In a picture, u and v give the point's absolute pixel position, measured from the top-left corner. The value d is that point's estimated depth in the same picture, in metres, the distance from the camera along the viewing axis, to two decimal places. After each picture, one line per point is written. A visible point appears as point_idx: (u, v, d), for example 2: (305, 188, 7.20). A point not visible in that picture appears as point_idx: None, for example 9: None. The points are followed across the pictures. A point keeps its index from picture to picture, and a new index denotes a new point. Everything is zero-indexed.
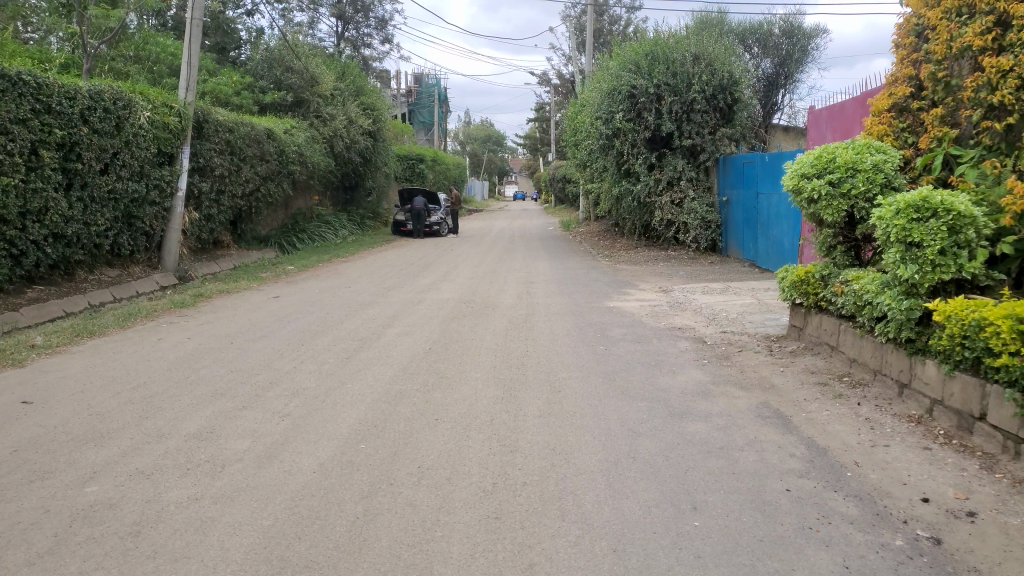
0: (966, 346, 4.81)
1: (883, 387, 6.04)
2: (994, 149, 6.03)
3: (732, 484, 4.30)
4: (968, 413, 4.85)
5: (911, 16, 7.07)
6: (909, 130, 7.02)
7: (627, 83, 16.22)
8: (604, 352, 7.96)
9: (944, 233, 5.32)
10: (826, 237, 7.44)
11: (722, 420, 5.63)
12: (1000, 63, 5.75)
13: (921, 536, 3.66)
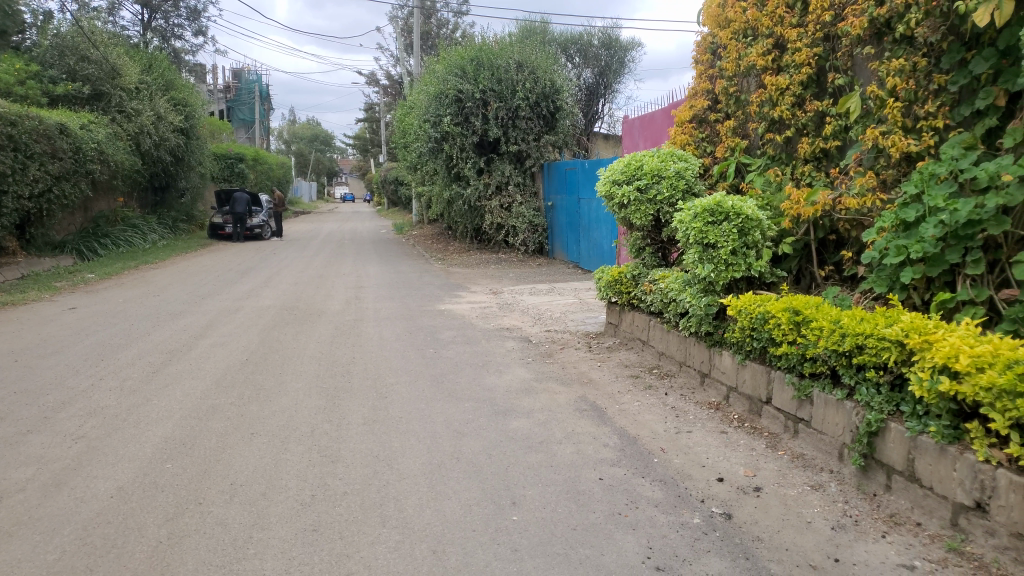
0: (754, 337, 5.31)
1: (687, 377, 6.53)
2: (776, 159, 6.70)
3: (549, 477, 4.47)
4: (757, 398, 5.35)
5: (707, 34, 7.67)
6: (707, 140, 7.63)
7: (454, 87, 16.36)
8: (432, 355, 8.00)
9: (735, 235, 5.83)
10: (636, 239, 7.94)
11: (543, 415, 5.84)
12: (778, 81, 6.39)
13: (715, 513, 4.00)
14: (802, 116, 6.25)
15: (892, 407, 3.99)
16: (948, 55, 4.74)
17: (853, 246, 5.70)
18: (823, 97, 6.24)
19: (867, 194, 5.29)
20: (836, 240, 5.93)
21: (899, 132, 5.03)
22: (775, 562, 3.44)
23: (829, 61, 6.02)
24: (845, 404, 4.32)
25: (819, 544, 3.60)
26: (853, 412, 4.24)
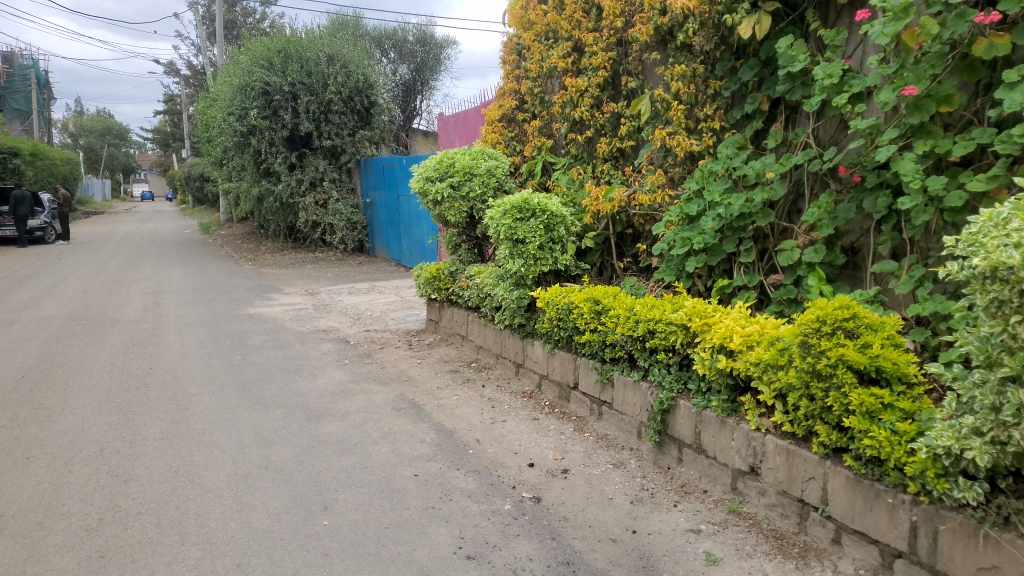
0: (561, 327, 5.56)
1: (503, 369, 6.71)
2: (579, 158, 7.04)
3: (362, 479, 4.41)
4: (565, 384, 5.60)
5: (512, 36, 7.87)
6: (516, 139, 7.87)
7: (260, 79, 15.60)
8: (241, 362, 7.61)
9: (542, 230, 6.05)
10: (452, 236, 8.01)
11: (359, 416, 5.76)
12: (577, 83, 6.71)
13: (525, 498, 4.13)
14: (600, 117, 6.61)
15: (681, 385, 4.33)
16: (721, 63, 5.19)
17: (648, 238, 6.11)
18: (618, 99, 6.63)
19: (658, 190, 5.68)
20: (633, 234, 6.32)
21: (683, 133, 5.46)
22: (579, 539, 3.61)
23: (621, 65, 6.39)
24: (641, 385, 4.63)
25: (619, 518, 3.84)
26: (648, 392, 4.56)
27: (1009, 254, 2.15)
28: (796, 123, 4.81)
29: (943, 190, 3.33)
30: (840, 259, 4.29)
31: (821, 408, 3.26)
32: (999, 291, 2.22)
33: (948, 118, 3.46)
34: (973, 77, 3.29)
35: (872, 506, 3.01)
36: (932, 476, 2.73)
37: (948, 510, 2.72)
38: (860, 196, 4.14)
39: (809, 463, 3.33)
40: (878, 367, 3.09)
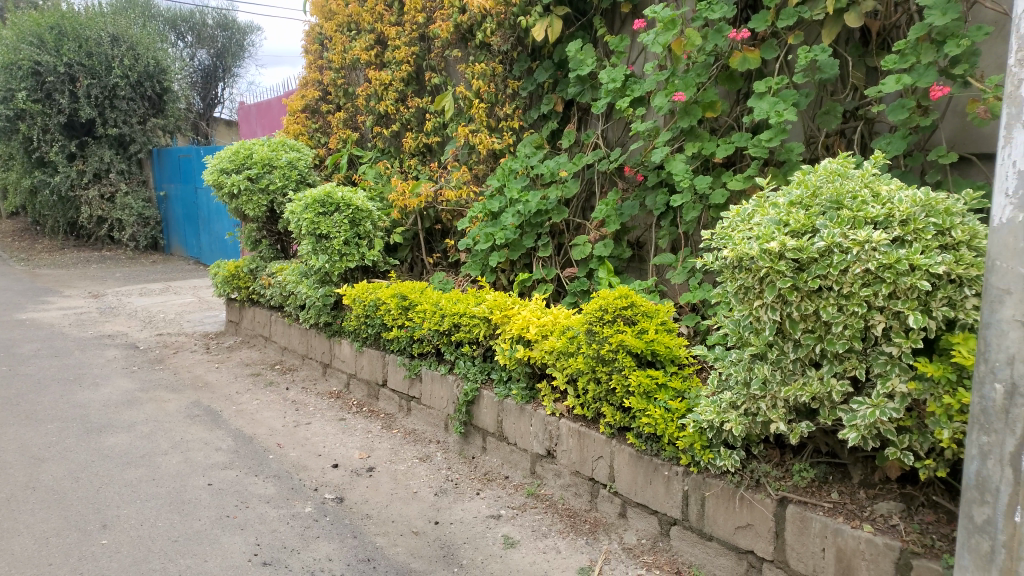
0: (368, 324, 5.46)
1: (309, 370, 6.52)
2: (386, 152, 6.96)
3: (149, 493, 4.10)
4: (373, 382, 5.53)
5: (314, 24, 7.63)
6: (321, 131, 7.64)
7: (29, 58, 13.89)
8: (7, 373, 6.80)
9: (347, 225, 5.89)
10: (251, 232, 7.56)
11: (147, 426, 5.34)
12: (381, 76, 6.63)
13: (327, 499, 4.01)
14: (405, 112, 6.59)
15: (485, 376, 4.34)
16: (518, 64, 5.33)
17: (455, 234, 6.18)
18: (422, 94, 6.64)
19: (463, 187, 5.63)
20: (441, 229, 6.36)
21: (485, 130, 5.47)
22: (380, 535, 3.55)
23: (425, 61, 6.40)
24: (448, 378, 4.58)
25: (422, 511, 3.78)
26: (455, 384, 4.52)
27: (750, 246, 2.38)
28: (588, 124, 5.06)
29: (708, 188, 3.61)
30: (626, 253, 4.55)
31: (606, 390, 3.42)
32: (744, 279, 2.45)
33: (713, 124, 3.78)
34: (732, 86, 3.61)
35: (651, 479, 3.20)
36: (699, 448, 2.93)
37: (713, 478, 2.94)
38: (644, 194, 4.43)
39: (598, 443, 3.48)
40: (653, 350, 3.32)
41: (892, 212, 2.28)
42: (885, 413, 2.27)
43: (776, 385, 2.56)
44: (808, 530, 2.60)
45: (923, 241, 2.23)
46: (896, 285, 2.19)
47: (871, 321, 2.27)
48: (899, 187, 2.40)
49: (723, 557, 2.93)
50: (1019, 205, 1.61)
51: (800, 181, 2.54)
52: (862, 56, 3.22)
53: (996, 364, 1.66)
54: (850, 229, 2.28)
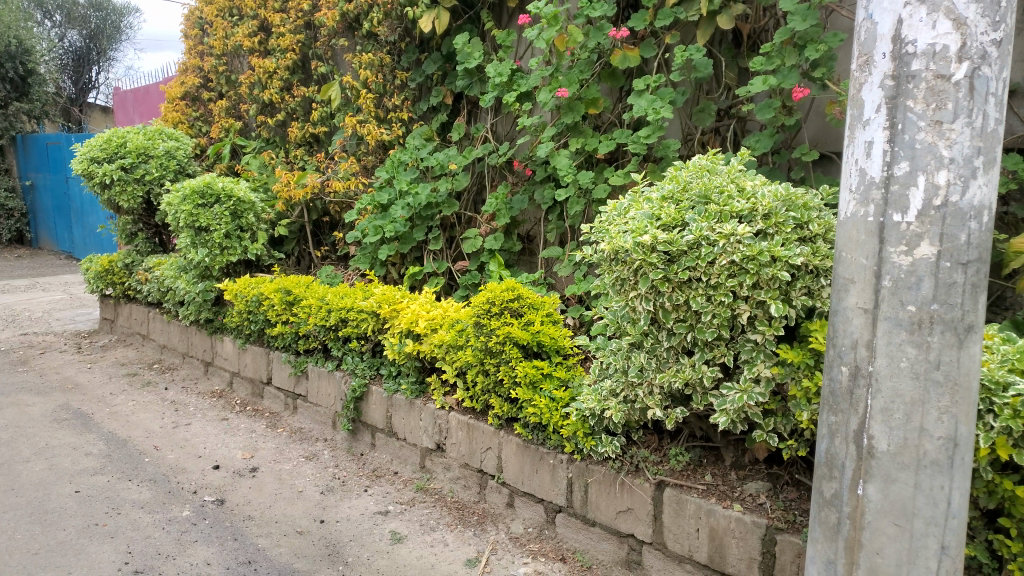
0: (251, 321, 5.28)
1: (191, 369, 6.24)
2: (271, 142, 6.73)
3: (8, 503, 3.82)
4: (258, 380, 5.35)
5: (194, 8, 7.29)
6: (202, 119, 7.29)
7: None
8: None
9: (228, 218, 5.65)
10: (126, 225, 7.14)
11: (8, 433, 4.96)
12: (264, 64, 6.38)
13: (206, 501, 3.84)
14: (291, 101, 6.38)
15: (373, 371, 4.26)
16: (406, 55, 5.25)
17: (343, 227, 6.07)
18: (308, 83, 6.46)
19: (351, 178, 5.44)
20: (329, 222, 6.26)
21: (374, 122, 5.31)
22: (263, 536, 3.43)
23: (311, 49, 6.21)
24: (335, 375, 4.48)
25: (308, 510, 3.67)
26: (342, 381, 4.42)
27: (625, 239, 2.46)
28: (478, 117, 5.04)
29: (591, 183, 3.66)
30: (517, 246, 4.48)
31: (494, 382, 3.34)
32: (620, 271, 2.52)
33: (596, 121, 3.84)
34: (614, 83, 3.69)
35: (538, 468, 3.15)
36: (582, 436, 2.90)
37: (596, 464, 2.93)
38: (533, 188, 4.36)
39: (486, 434, 3.41)
40: (539, 342, 3.27)
41: (755, 207, 2.40)
42: (752, 398, 2.38)
43: (652, 372, 2.65)
44: (684, 512, 2.64)
45: (783, 234, 2.35)
46: (758, 276, 2.30)
47: (737, 310, 2.36)
48: (762, 183, 2.52)
49: (605, 542, 2.92)
50: (860, 200, 1.73)
51: (672, 177, 2.64)
52: (734, 57, 3.35)
53: (842, 348, 1.78)
54: (717, 223, 2.39)
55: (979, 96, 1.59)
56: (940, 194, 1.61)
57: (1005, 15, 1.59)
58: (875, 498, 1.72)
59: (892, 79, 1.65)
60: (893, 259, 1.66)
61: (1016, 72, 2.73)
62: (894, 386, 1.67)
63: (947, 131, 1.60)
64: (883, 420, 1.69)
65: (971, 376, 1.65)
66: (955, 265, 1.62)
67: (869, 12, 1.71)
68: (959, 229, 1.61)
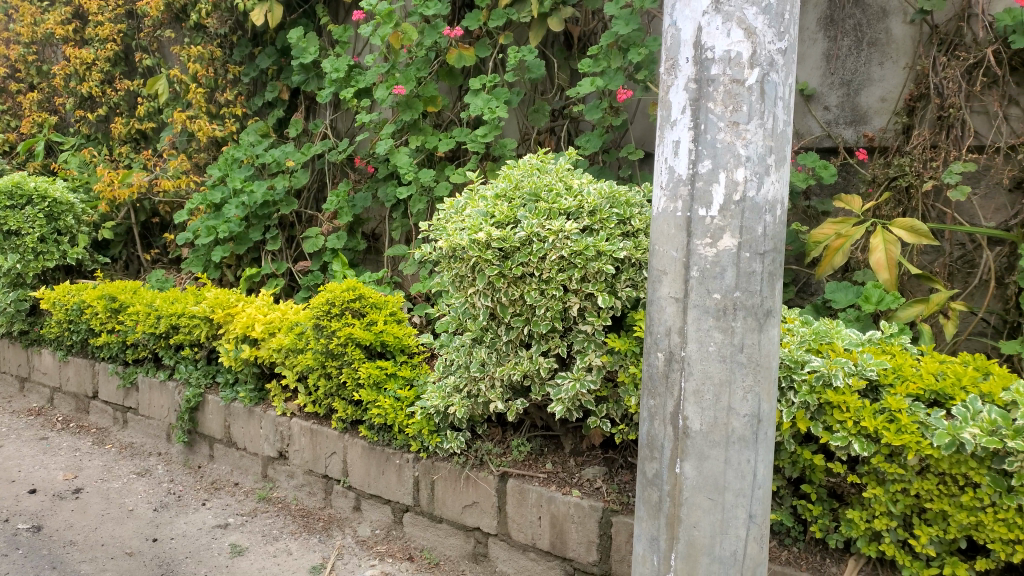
0: (73, 331, 4.86)
1: (4, 386, 5.64)
2: (92, 138, 6.20)
3: None
4: (83, 394, 4.94)
5: None
6: (10, 113, 6.57)
7: None
8: None
9: (43, 220, 5.15)
10: None
11: None
12: (80, 55, 5.81)
13: (20, 530, 3.43)
14: (113, 95, 5.91)
15: (209, 380, 4.05)
16: (238, 49, 5.01)
17: (175, 228, 5.73)
18: (132, 77, 6.01)
19: (182, 177, 5.10)
20: (160, 222, 5.86)
21: (205, 117, 4.99)
22: (86, 562, 3.10)
23: (134, 40, 5.76)
24: (168, 385, 4.22)
25: (138, 529, 3.39)
26: (175, 391, 4.18)
27: (462, 237, 2.47)
28: (317, 113, 4.89)
29: (432, 181, 3.64)
30: (361, 245, 4.32)
31: (336, 385, 3.21)
32: (459, 268, 2.54)
33: (436, 119, 3.85)
34: (452, 82, 3.72)
35: (384, 470, 3.11)
36: (427, 433, 2.88)
37: (440, 461, 2.93)
38: (376, 185, 4.26)
39: (331, 438, 3.31)
40: (382, 342, 3.14)
41: (582, 204, 2.49)
42: (585, 385, 2.47)
43: (493, 366, 2.66)
44: (526, 501, 2.69)
45: (608, 229, 2.46)
46: (586, 269, 2.39)
47: (568, 303, 2.45)
48: (589, 181, 2.63)
49: (452, 537, 2.94)
50: (670, 196, 1.84)
51: (505, 175, 2.69)
52: (566, 58, 3.46)
53: (658, 335, 1.87)
54: (547, 219, 2.46)
55: (769, 100, 1.73)
56: (739, 190, 1.74)
57: (788, 27, 1.75)
58: (691, 475, 1.81)
59: (695, 83, 1.76)
60: (700, 251, 1.78)
61: (815, 76, 2.97)
62: (704, 368, 1.78)
63: (743, 131, 1.73)
64: (695, 401, 1.79)
65: (770, 357, 1.81)
66: (753, 255, 1.76)
67: (673, 19, 1.81)
68: (756, 222, 1.75)
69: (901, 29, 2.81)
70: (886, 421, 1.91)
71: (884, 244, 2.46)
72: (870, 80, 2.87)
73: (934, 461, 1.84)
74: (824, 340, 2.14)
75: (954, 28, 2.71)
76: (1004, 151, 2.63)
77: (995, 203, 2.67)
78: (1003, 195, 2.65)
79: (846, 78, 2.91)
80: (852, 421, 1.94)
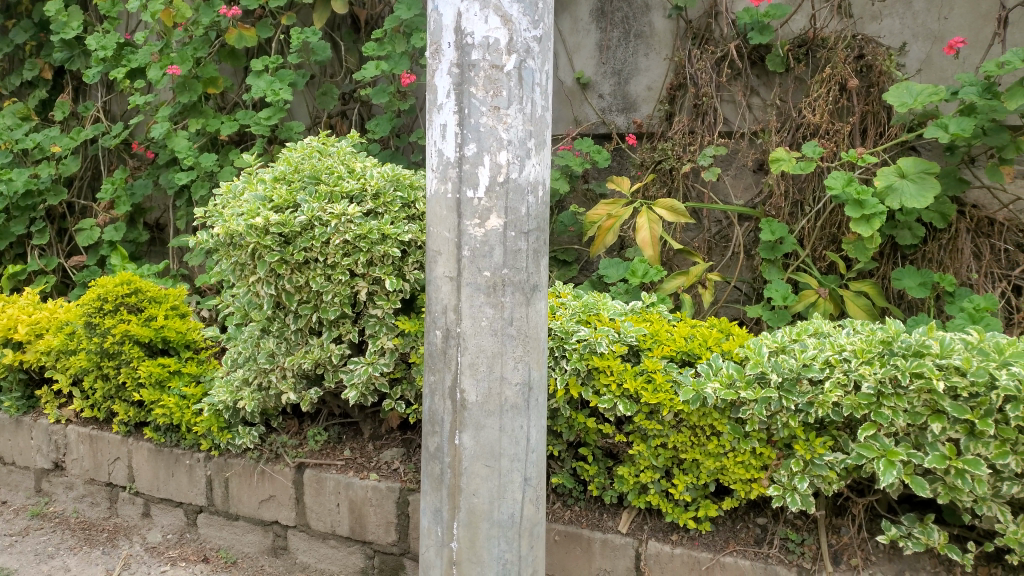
0: None
1: None
2: None
3: None
4: None
5: None
6: None
7: None
8: None
9: None
10: None
11: None
12: None
13: None
14: None
15: None
16: None
17: None
18: None
19: None
20: None
21: None
22: None
23: None
24: None
25: None
26: None
27: (238, 222, 2.38)
28: (86, 95, 4.49)
29: (215, 166, 3.47)
30: (144, 237, 4.05)
31: (115, 387, 3.00)
32: (238, 256, 2.45)
33: (219, 101, 3.71)
34: (235, 63, 3.56)
35: (173, 472, 2.96)
36: (217, 430, 2.77)
37: (234, 457, 2.83)
38: (157, 172, 3.98)
39: (112, 444, 3.10)
40: (164, 338, 2.96)
41: (365, 187, 2.48)
42: (378, 368, 2.48)
43: (282, 356, 2.60)
44: (324, 489, 2.67)
45: (392, 212, 2.47)
46: (371, 253, 2.40)
47: (356, 288, 2.45)
48: (372, 165, 2.63)
49: (250, 533, 2.85)
50: (439, 178, 1.86)
51: (284, 159, 2.63)
52: (354, 41, 3.44)
53: (436, 314, 1.91)
54: (328, 203, 2.43)
55: (527, 86, 1.79)
56: (502, 171, 1.79)
57: (542, 15, 1.81)
58: (469, 445, 1.88)
59: (457, 67, 1.78)
60: (469, 231, 1.82)
61: (588, 65, 3.15)
62: (477, 344, 1.84)
63: (504, 116, 1.78)
64: (471, 374, 1.85)
65: (538, 329, 1.90)
66: (518, 234, 1.83)
67: (435, 4, 1.82)
68: (520, 203, 1.82)
69: (661, 23, 3.05)
70: (645, 382, 2.09)
71: (649, 223, 2.66)
72: (638, 70, 3.10)
73: (686, 414, 2.03)
74: (592, 312, 2.30)
75: (704, 24, 2.99)
76: (749, 136, 2.94)
77: (744, 183, 2.98)
78: (750, 175, 2.97)
79: (617, 67, 3.12)
80: (616, 384, 2.10)
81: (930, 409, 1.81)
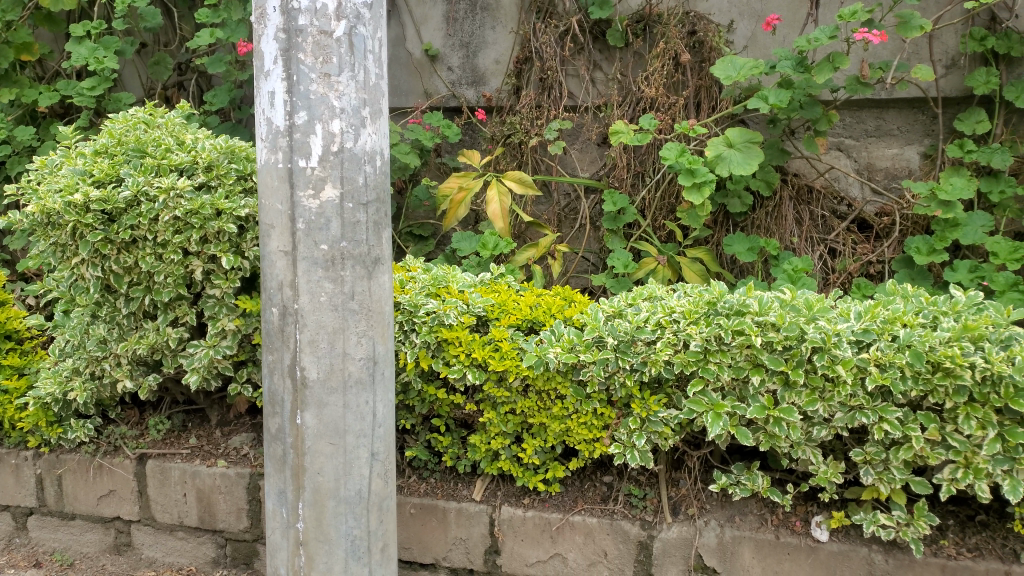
0: None
1: None
2: None
3: None
4: None
5: None
6: None
7: None
8: None
9: None
10: None
11: None
12: None
13: None
14: None
15: None
16: None
17: None
18: None
19: None
20: None
21: None
22: None
23: None
24: None
25: None
26: None
27: (54, 200, 2.21)
28: None
29: (35, 140, 3.19)
30: None
31: None
32: (57, 236, 2.28)
33: (38, 69, 3.41)
34: (53, 28, 3.27)
35: None
36: (46, 425, 2.57)
37: (66, 453, 2.64)
38: None
39: None
40: None
41: (196, 159, 2.35)
42: (219, 351, 2.38)
43: (115, 343, 2.45)
44: (168, 480, 2.55)
45: (226, 185, 2.35)
46: (205, 229, 2.27)
47: (190, 267, 2.32)
48: (205, 136, 2.50)
49: (89, 532, 2.68)
50: (270, 148, 1.79)
51: (106, 131, 2.45)
52: (189, 8, 3.25)
53: (273, 290, 1.84)
54: (154, 177, 2.28)
55: (358, 53, 1.75)
56: (335, 141, 1.75)
57: None
58: (312, 424, 1.84)
59: (284, 32, 1.71)
60: (303, 203, 1.76)
61: (436, 37, 3.13)
62: (317, 319, 1.79)
63: (335, 83, 1.73)
64: (311, 351, 1.80)
65: (381, 302, 1.88)
66: (356, 206, 1.79)
67: None
68: (356, 173, 1.78)
69: None
70: (492, 350, 2.12)
71: (499, 196, 2.68)
72: (485, 43, 3.11)
73: (531, 380, 2.08)
74: (442, 284, 2.28)
75: None
76: (592, 109, 3.02)
77: (590, 156, 3.06)
78: (595, 148, 3.05)
79: (464, 40, 3.12)
80: (464, 354, 2.11)
81: (751, 363, 1.95)
